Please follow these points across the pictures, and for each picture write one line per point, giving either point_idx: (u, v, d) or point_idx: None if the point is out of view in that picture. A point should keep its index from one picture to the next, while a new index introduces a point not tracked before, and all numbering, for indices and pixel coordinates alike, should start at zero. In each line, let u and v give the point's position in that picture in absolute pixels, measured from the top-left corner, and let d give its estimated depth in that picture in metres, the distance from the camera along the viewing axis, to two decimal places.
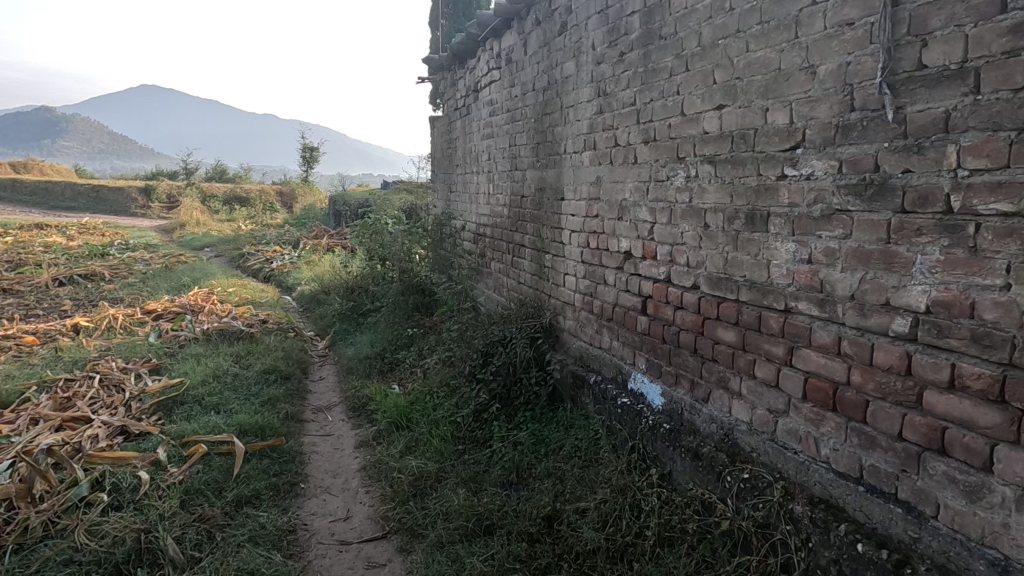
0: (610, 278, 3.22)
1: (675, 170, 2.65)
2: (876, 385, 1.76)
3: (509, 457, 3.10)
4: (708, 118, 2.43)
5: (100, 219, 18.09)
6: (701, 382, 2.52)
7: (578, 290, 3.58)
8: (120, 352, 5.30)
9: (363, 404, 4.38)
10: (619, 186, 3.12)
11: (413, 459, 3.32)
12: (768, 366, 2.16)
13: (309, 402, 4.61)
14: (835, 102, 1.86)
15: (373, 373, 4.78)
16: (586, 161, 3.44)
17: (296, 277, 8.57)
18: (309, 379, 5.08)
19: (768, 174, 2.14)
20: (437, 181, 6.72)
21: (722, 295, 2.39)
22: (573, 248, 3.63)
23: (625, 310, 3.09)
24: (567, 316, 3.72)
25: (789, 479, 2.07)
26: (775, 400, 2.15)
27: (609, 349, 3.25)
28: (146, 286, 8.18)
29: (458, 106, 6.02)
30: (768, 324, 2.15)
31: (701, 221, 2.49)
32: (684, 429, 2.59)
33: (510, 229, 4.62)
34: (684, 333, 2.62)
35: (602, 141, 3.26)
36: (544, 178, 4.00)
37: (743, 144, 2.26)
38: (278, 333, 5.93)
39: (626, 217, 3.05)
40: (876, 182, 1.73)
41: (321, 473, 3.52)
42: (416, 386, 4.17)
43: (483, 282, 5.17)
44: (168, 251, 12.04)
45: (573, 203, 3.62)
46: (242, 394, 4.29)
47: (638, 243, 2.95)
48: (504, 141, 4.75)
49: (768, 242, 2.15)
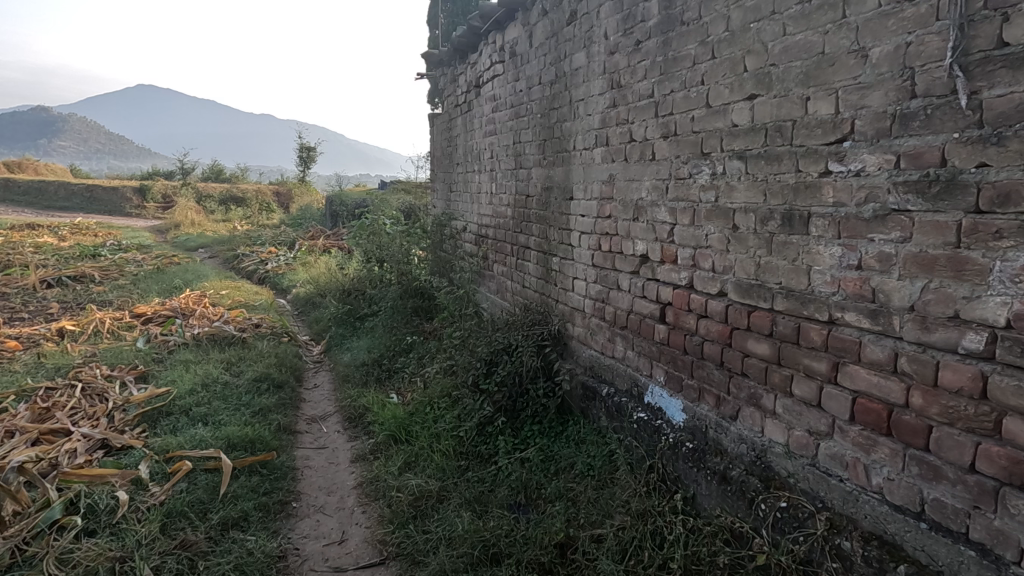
0: (624, 283, 3.00)
1: (698, 167, 2.44)
2: (942, 408, 1.55)
3: (516, 476, 2.89)
4: (738, 110, 2.22)
5: (94, 219, 17.83)
6: (729, 398, 2.31)
7: (588, 296, 3.38)
8: (105, 359, 5.06)
9: (360, 414, 4.16)
10: (634, 184, 2.90)
11: (413, 477, 3.10)
12: (808, 383, 1.95)
13: (303, 412, 4.39)
14: (891, 89, 1.65)
15: (371, 381, 4.56)
16: (598, 159, 3.23)
17: (291, 279, 8.34)
18: (304, 388, 4.86)
19: (809, 170, 1.93)
20: (436, 180, 6.50)
21: (754, 304, 2.18)
22: (583, 251, 3.41)
23: (641, 318, 2.88)
24: (576, 323, 3.51)
25: (834, 510, 1.87)
26: (816, 421, 1.94)
27: (623, 359, 3.04)
28: (137, 288, 7.94)
29: (459, 103, 5.81)
30: (809, 336, 1.94)
31: (729, 223, 2.29)
32: (710, 449, 2.39)
33: (514, 231, 4.40)
34: (709, 344, 2.41)
35: (616, 136, 3.04)
36: (551, 176, 3.79)
37: (779, 138, 2.05)
38: (272, 339, 5.71)
39: (642, 217, 2.84)
40: (943, 178, 1.52)
41: (315, 491, 3.31)
42: (415, 396, 3.96)
43: (486, 286, 4.96)
44: (161, 252, 11.80)
45: (583, 203, 3.40)
46: (231, 404, 4.06)
47: (656, 245, 2.74)
48: (507, 139, 4.53)
49: (808, 246, 1.94)
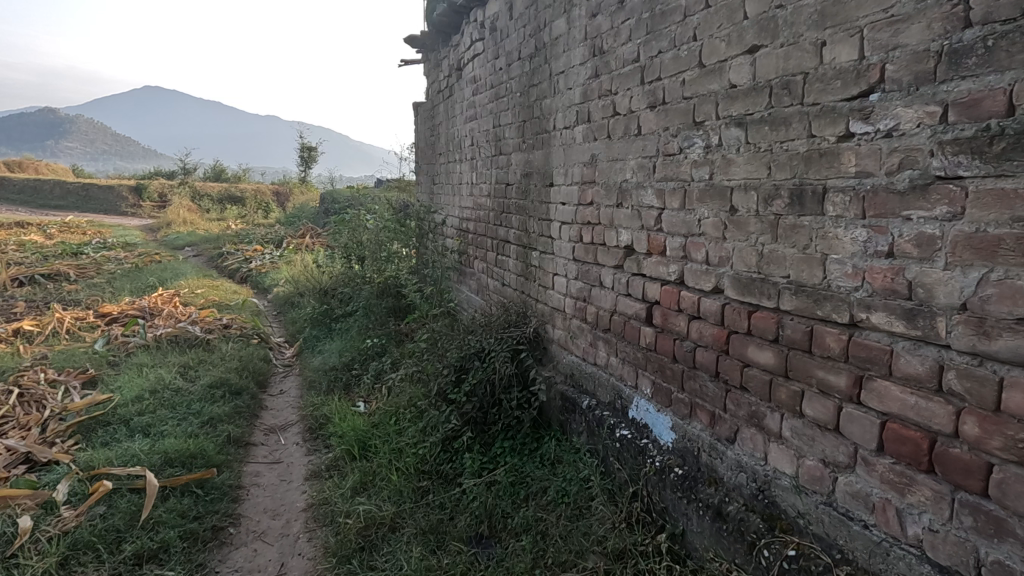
0: (607, 279, 2.61)
1: (689, 139, 2.05)
2: (1007, 441, 1.15)
3: (480, 502, 2.49)
4: (737, 67, 1.83)
5: (86, 218, 17.50)
6: (725, 417, 1.92)
7: (568, 293, 2.98)
8: (56, 362, 4.68)
9: (322, 425, 3.77)
10: (618, 164, 2.51)
11: (365, 501, 2.71)
12: (823, 401, 1.56)
13: (262, 421, 4.00)
14: (936, 19, 1.26)
15: (337, 388, 4.18)
16: (580, 138, 2.83)
17: (273, 278, 7.96)
18: (267, 394, 4.47)
19: (825, 134, 1.53)
20: (420, 173, 6.12)
21: (756, 302, 1.79)
22: (564, 244, 3.01)
23: (625, 319, 2.48)
24: (557, 324, 3.11)
25: (855, 564, 1.47)
26: (833, 449, 1.54)
27: (606, 367, 2.64)
28: (111, 287, 7.57)
29: (442, 88, 5.42)
30: (824, 343, 1.54)
31: (726, 204, 1.89)
32: (702, 478, 1.99)
33: (494, 223, 4.01)
34: (702, 350, 2.02)
35: (598, 111, 2.65)
36: (531, 161, 3.40)
37: (787, 96, 1.65)
38: (239, 340, 5.32)
39: (626, 202, 2.45)
40: (1011, 131, 1.12)
41: (258, 513, 2.92)
42: (380, 404, 3.58)
43: (466, 284, 4.57)
44: (147, 250, 11.46)
45: (563, 189, 3.01)
46: (179, 413, 3.68)
47: (641, 234, 2.35)
48: (487, 123, 4.14)
49: (824, 229, 1.54)
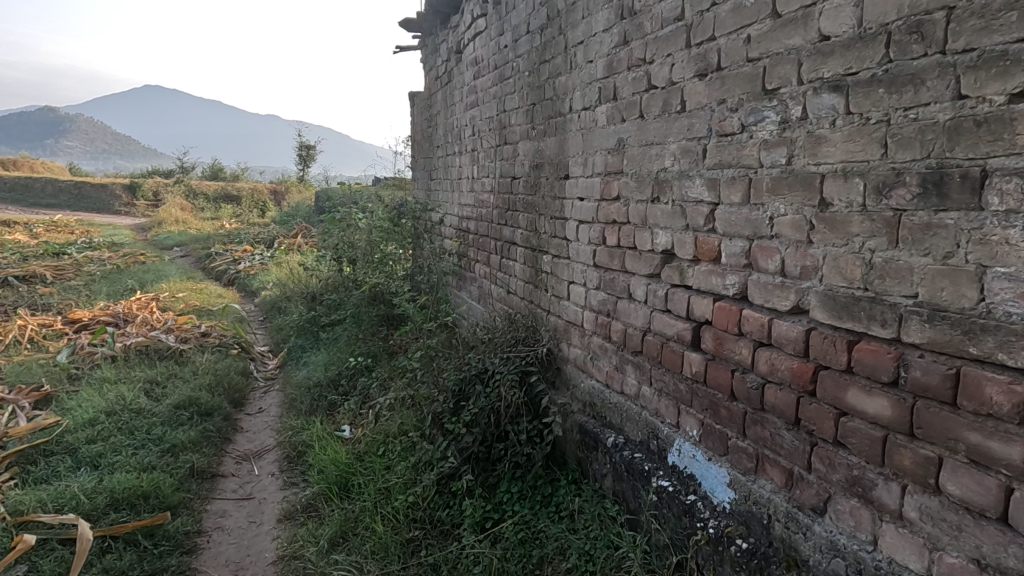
0: (639, 292, 2.14)
1: (757, 114, 1.58)
2: None
3: (483, 567, 2.02)
4: (832, 10, 1.35)
5: (73, 216, 16.96)
6: (810, 480, 1.46)
7: (587, 305, 2.52)
8: (10, 377, 4.20)
9: (301, 453, 3.31)
10: (652, 149, 2.04)
11: (343, 559, 2.23)
12: (979, 477, 1.09)
13: (235, 447, 3.53)
14: None
15: (321, 408, 3.72)
16: (603, 120, 2.36)
17: (262, 280, 7.50)
18: (243, 414, 4.00)
19: (985, 93, 1.06)
20: (416, 168, 5.65)
21: (860, 330, 1.32)
22: (581, 247, 2.54)
23: (662, 341, 2.01)
24: (573, 342, 2.64)
25: None
26: (994, 548, 1.08)
27: (637, 399, 2.17)
28: (87, 291, 7.09)
29: (440, 74, 4.95)
30: (983, 395, 1.07)
31: (814, 197, 1.42)
32: (777, 556, 1.53)
33: (497, 222, 3.55)
34: (775, 389, 1.55)
35: (627, 86, 2.18)
36: (541, 150, 2.93)
37: (917, 43, 1.17)
38: (217, 351, 4.85)
39: (664, 195, 1.98)
40: None
41: (217, 567, 2.44)
42: (367, 430, 3.11)
43: (466, 290, 4.11)
44: (133, 250, 11.00)
45: (581, 181, 2.54)
46: (136, 440, 3.20)
47: (686, 236, 1.88)
48: (490, 110, 3.67)
49: (983, 232, 1.07)
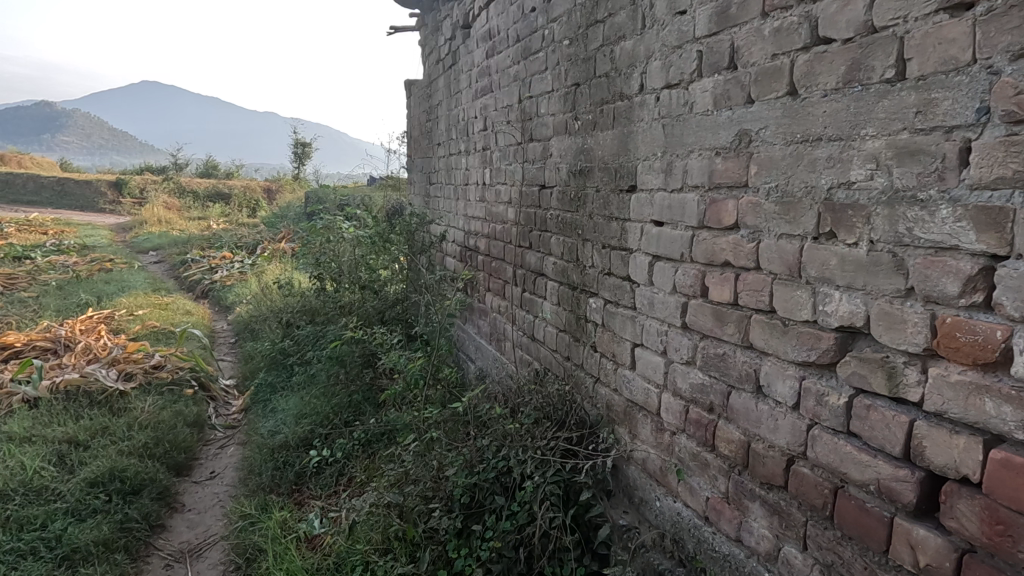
0: (781, 388, 1.28)
1: None
2: None
3: None
4: None
5: (48, 215, 15.98)
6: None
7: (668, 384, 1.65)
8: None
9: (251, 558, 2.44)
10: (819, 151, 1.18)
11: None
12: None
13: (167, 540, 2.66)
14: None
15: (285, 483, 2.86)
16: (704, 102, 1.50)
17: (237, 294, 6.60)
18: (188, 485, 3.12)
19: None
20: (413, 170, 4.76)
21: None
22: (658, 295, 1.68)
23: (838, 485, 1.16)
24: (640, 435, 1.78)
25: None
26: None
27: (773, 562, 1.32)
28: (34, 306, 6.17)
29: (443, 56, 4.06)
30: None
31: None
32: None
33: (517, 244, 2.69)
34: None
35: (761, 44, 1.32)
36: (588, 147, 2.07)
37: None
38: (167, 392, 3.96)
39: (848, 232, 1.12)
40: None
41: None
42: (338, 536, 2.26)
43: (474, 326, 3.27)
44: (101, 255, 10.02)
45: (658, 198, 1.68)
46: (21, 543, 2.32)
47: (909, 309, 1.01)
48: (510, 96, 2.80)
49: None
